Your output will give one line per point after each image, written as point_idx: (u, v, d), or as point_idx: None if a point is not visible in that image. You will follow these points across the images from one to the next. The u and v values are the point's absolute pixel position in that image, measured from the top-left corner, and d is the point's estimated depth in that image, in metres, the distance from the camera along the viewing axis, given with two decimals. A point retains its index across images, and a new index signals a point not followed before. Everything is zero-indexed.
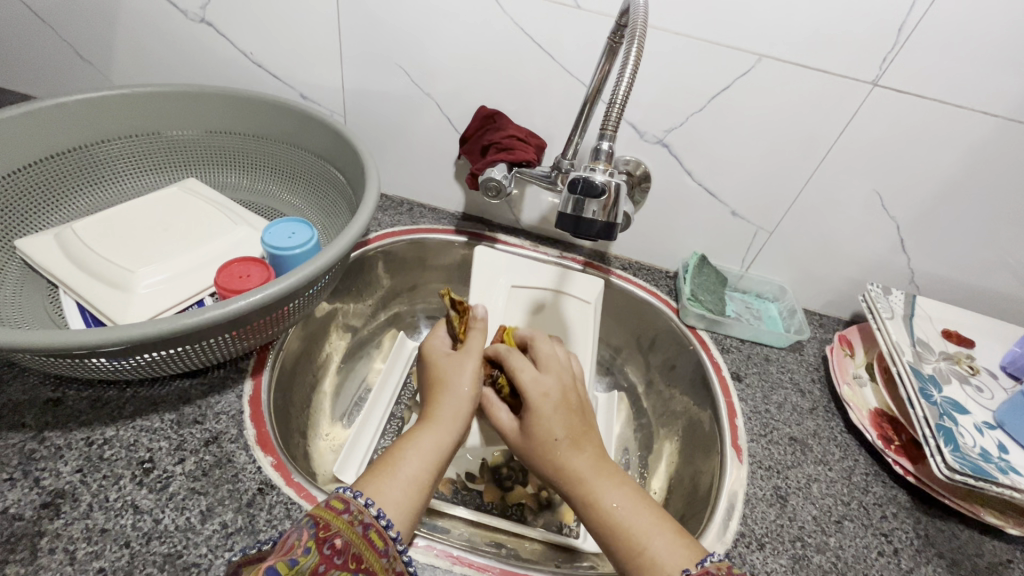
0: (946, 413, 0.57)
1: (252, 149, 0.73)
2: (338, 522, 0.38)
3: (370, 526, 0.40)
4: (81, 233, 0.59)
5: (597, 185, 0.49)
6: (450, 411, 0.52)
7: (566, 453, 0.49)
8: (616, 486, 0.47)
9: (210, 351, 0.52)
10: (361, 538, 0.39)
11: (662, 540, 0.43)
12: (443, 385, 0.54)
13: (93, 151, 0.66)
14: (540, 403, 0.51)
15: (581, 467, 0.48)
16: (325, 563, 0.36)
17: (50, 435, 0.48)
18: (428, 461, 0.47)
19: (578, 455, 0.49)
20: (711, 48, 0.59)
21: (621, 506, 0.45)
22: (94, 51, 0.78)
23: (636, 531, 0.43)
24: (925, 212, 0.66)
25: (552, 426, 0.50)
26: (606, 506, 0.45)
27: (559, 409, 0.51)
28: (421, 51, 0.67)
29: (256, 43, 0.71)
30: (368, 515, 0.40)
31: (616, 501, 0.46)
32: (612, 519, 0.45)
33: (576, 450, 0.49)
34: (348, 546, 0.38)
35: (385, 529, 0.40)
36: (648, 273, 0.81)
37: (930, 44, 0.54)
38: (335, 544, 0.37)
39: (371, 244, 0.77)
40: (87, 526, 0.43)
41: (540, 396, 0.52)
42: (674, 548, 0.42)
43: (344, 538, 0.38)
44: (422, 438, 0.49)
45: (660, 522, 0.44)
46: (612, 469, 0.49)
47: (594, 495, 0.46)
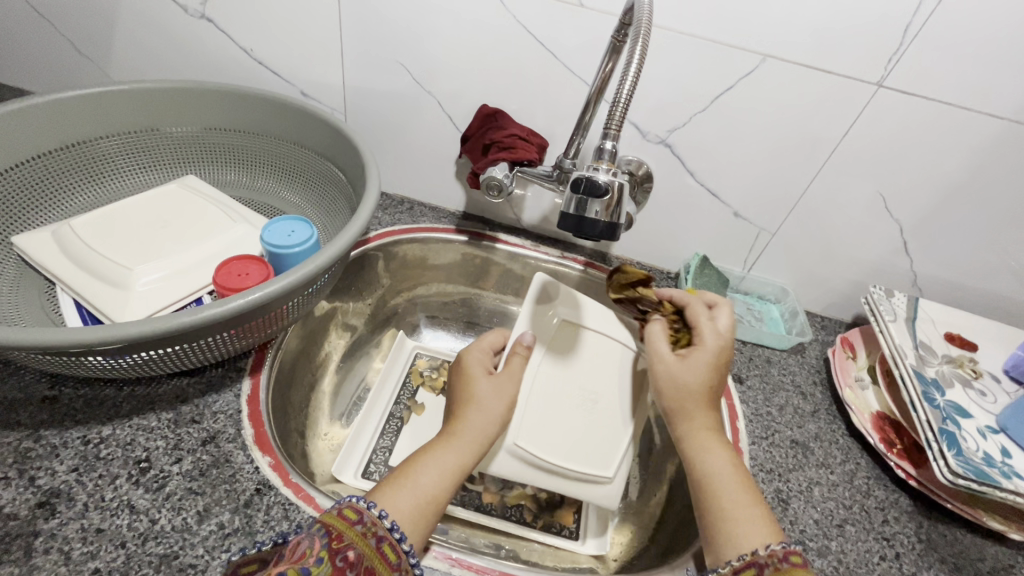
0: (949, 417, 0.57)
1: (252, 146, 0.73)
2: (351, 534, 0.38)
3: (384, 538, 0.39)
4: (78, 230, 0.59)
5: (601, 185, 0.48)
6: (475, 429, 0.51)
7: (697, 406, 0.51)
8: (722, 450, 0.49)
9: (208, 350, 0.52)
10: (374, 551, 0.39)
11: (753, 510, 0.45)
12: (472, 402, 0.53)
13: (91, 147, 0.66)
14: (692, 353, 0.53)
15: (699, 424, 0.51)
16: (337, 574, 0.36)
17: (46, 434, 0.48)
18: (446, 473, 0.47)
19: (706, 415, 0.51)
20: (715, 48, 0.58)
21: (728, 467, 0.48)
22: (93, 46, 0.77)
23: (730, 495, 0.46)
24: (928, 214, 0.66)
25: (687, 378, 0.52)
26: (712, 462, 0.48)
27: (710, 365, 0.52)
28: (423, 49, 0.67)
29: (257, 40, 0.71)
30: (382, 528, 0.40)
31: (719, 464, 0.48)
32: (712, 477, 0.47)
33: (706, 410, 0.51)
34: (361, 559, 0.38)
35: (398, 542, 0.40)
36: (650, 273, 0.81)
37: (935, 45, 0.54)
38: (348, 556, 0.37)
39: (371, 242, 0.76)
40: (83, 526, 0.43)
41: (701, 346, 0.53)
42: (760, 522, 0.44)
43: (357, 550, 0.38)
44: (443, 452, 0.48)
45: (753, 495, 0.46)
46: (722, 437, 0.50)
47: (699, 451, 0.49)
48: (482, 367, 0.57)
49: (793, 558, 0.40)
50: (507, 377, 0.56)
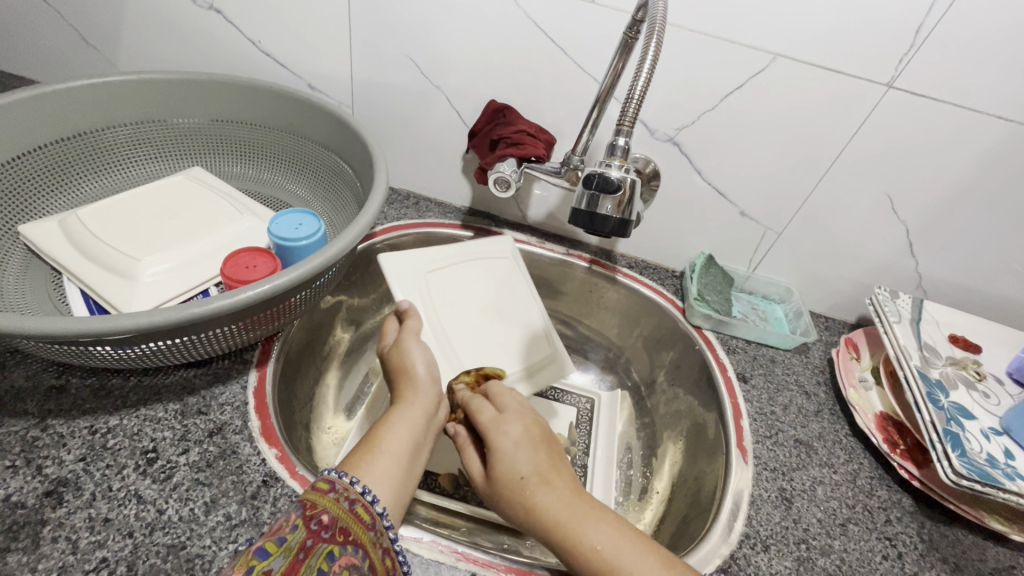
0: (953, 418, 0.57)
1: (259, 139, 0.73)
2: (325, 500, 0.39)
3: (357, 501, 0.40)
4: (86, 220, 0.58)
5: (613, 181, 0.49)
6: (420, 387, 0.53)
7: (538, 489, 0.45)
8: (598, 521, 0.43)
9: (215, 342, 0.52)
10: (348, 513, 0.39)
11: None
12: (403, 369, 0.54)
13: (99, 137, 0.65)
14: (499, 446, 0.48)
15: (554, 505, 0.44)
16: (312, 537, 0.36)
17: (53, 423, 0.48)
18: (411, 438, 0.48)
19: (552, 494, 0.45)
20: (725, 46, 0.58)
21: (609, 536, 0.42)
22: (100, 36, 0.77)
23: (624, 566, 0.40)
24: (935, 216, 0.66)
25: (519, 461, 0.47)
26: (586, 544, 0.42)
27: (532, 445, 0.48)
28: (432, 43, 0.66)
29: (265, 32, 0.71)
30: (353, 492, 0.40)
31: (600, 540, 0.42)
32: (595, 560, 0.41)
33: (552, 486, 0.45)
34: (335, 521, 0.38)
35: (370, 504, 0.41)
36: (655, 272, 0.81)
37: (947, 46, 0.54)
38: (322, 520, 0.37)
39: (376, 237, 0.76)
40: (90, 515, 0.43)
41: (512, 435, 0.49)
42: None
43: (332, 513, 0.38)
44: (396, 418, 0.49)
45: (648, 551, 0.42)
46: (593, 500, 0.45)
47: (573, 533, 0.43)
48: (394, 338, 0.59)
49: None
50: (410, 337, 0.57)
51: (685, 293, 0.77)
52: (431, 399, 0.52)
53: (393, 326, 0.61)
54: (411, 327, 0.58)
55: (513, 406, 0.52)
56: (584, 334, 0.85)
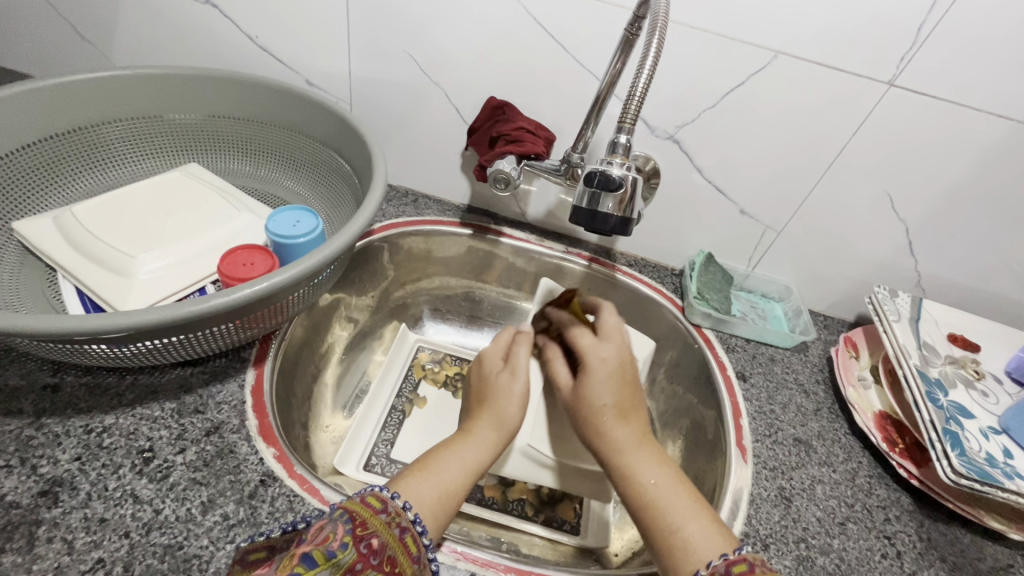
0: (952, 417, 0.57)
1: (256, 135, 0.72)
2: (377, 523, 0.38)
3: (407, 530, 0.40)
4: (80, 217, 0.58)
5: (615, 179, 0.48)
6: (486, 426, 0.52)
7: (610, 422, 0.50)
8: (657, 466, 0.47)
9: (213, 340, 0.51)
10: (396, 541, 0.39)
11: (695, 525, 0.43)
12: (489, 394, 0.55)
13: (94, 133, 0.65)
14: (594, 371, 0.54)
15: (620, 437, 0.50)
16: (361, 560, 0.36)
17: (48, 422, 0.47)
18: (464, 467, 0.48)
19: (623, 430, 0.50)
20: (727, 43, 0.58)
21: (660, 486, 0.46)
22: (95, 31, 0.76)
23: (672, 512, 0.44)
24: (934, 214, 0.66)
25: (599, 394, 0.52)
26: (644, 482, 0.46)
27: (610, 379, 0.53)
28: (431, 40, 0.66)
29: (263, 28, 0.70)
30: (405, 519, 0.40)
31: (655, 480, 0.46)
32: (648, 499, 0.45)
33: (621, 424, 0.50)
34: (384, 547, 0.37)
35: (419, 535, 0.40)
36: (654, 270, 0.80)
37: (948, 44, 0.53)
38: (371, 543, 0.37)
39: (375, 234, 0.76)
40: (86, 515, 0.42)
41: (608, 363, 0.54)
42: (708, 535, 0.42)
43: (381, 538, 0.38)
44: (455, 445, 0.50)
45: (696, 508, 0.44)
46: (654, 450, 0.49)
47: (630, 468, 0.48)
48: (497, 365, 0.58)
49: (736, 569, 0.38)
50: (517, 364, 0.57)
51: (684, 292, 0.77)
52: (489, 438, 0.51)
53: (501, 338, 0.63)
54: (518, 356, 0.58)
55: (598, 365, 0.54)
56: None
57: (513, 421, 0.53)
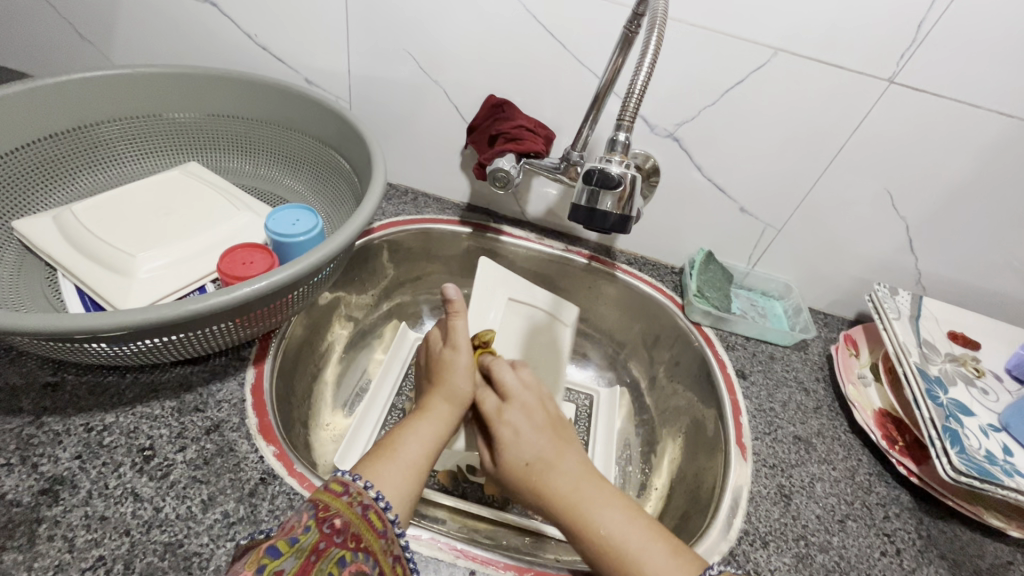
0: (952, 415, 0.57)
1: (256, 133, 0.72)
2: (338, 504, 0.38)
3: (370, 507, 0.39)
4: (80, 216, 0.58)
5: (613, 177, 0.48)
6: (442, 402, 0.54)
7: (545, 478, 0.48)
8: (607, 508, 0.45)
9: (212, 339, 0.51)
10: (360, 519, 0.39)
11: (659, 563, 0.42)
12: (440, 377, 0.56)
13: (94, 132, 0.65)
14: (513, 420, 0.53)
15: (563, 489, 0.47)
16: (325, 540, 0.36)
17: (48, 421, 0.47)
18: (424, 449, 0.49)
19: (563, 476, 0.48)
20: (727, 41, 0.58)
21: (616, 524, 0.44)
22: (95, 30, 0.76)
23: (633, 552, 0.43)
24: (935, 212, 0.66)
25: (523, 450, 0.50)
26: (598, 529, 0.44)
27: (534, 427, 0.52)
28: (430, 38, 0.66)
29: (262, 26, 0.70)
30: (367, 498, 0.40)
31: (608, 524, 0.44)
32: (605, 546, 0.44)
33: (561, 470, 0.48)
34: (347, 526, 0.38)
35: (383, 511, 0.40)
36: (654, 268, 0.80)
37: (948, 41, 0.53)
38: (334, 524, 0.37)
39: (375, 232, 0.76)
40: (87, 513, 0.43)
41: (516, 419, 0.53)
42: (669, 560, 0.42)
43: (344, 518, 0.38)
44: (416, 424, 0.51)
45: (657, 540, 0.43)
46: (601, 487, 0.47)
47: (583, 519, 0.45)
48: (439, 344, 0.60)
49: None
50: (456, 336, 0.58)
51: (684, 290, 0.77)
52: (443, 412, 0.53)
53: (436, 327, 0.62)
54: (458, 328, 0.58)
55: (518, 394, 0.55)
56: (583, 331, 0.85)
57: (464, 391, 0.55)
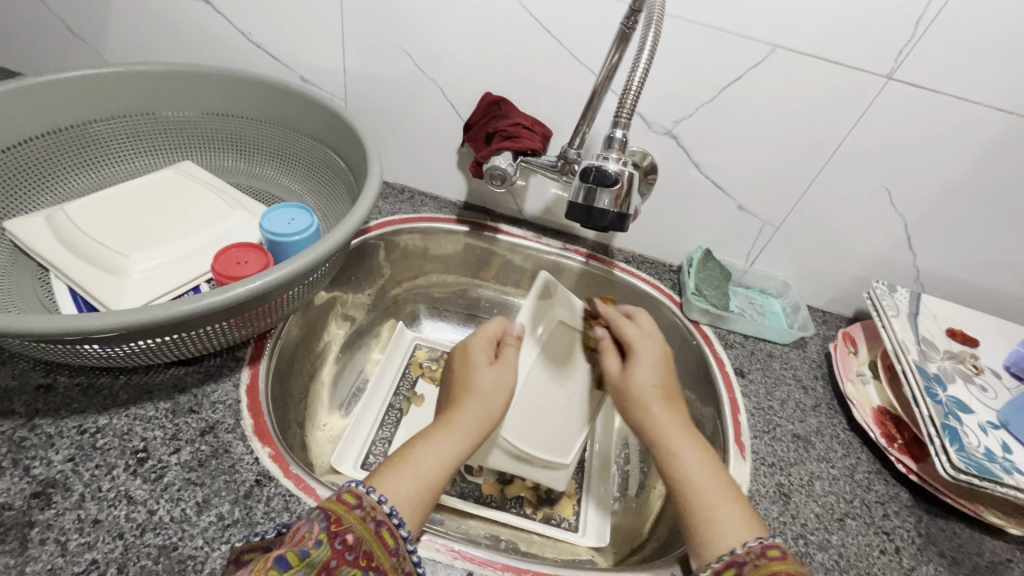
0: (951, 413, 0.57)
1: (251, 132, 0.71)
2: (351, 518, 0.38)
3: (383, 523, 0.39)
4: (72, 216, 0.57)
5: (610, 174, 0.48)
6: (473, 414, 0.50)
7: (653, 403, 0.52)
8: (698, 452, 0.48)
9: (207, 339, 0.51)
10: (373, 534, 0.38)
11: (732, 510, 0.44)
12: (473, 386, 0.53)
13: (87, 131, 0.64)
14: (641, 359, 0.56)
15: (663, 420, 0.51)
16: (336, 557, 0.36)
17: (41, 423, 0.47)
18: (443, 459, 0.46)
19: (667, 413, 0.51)
20: (724, 38, 0.57)
21: (701, 466, 0.47)
22: (88, 28, 0.75)
23: (709, 496, 0.45)
24: (933, 209, 0.66)
25: (643, 378, 0.54)
26: (685, 462, 0.48)
27: (654, 362, 0.56)
28: (426, 36, 0.65)
29: (256, 24, 0.69)
30: (381, 513, 0.39)
31: (696, 464, 0.47)
32: (686, 479, 0.47)
33: (671, 407, 0.52)
34: (360, 542, 0.37)
35: (397, 528, 0.39)
36: (652, 266, 0.80)
37: (947, 38, 0.53)
38: (346, 539, 0.37)
39: (371, 231, 0.75)
40: (80, 516, 0.42)
41: (649, 353, 0.56)
42: (741, 519, 0.44)
43: (356, 533, 0.37)
44: (439, 432, 0.48)
45: (734, 497, 0.45)
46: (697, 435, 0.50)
47: (674, 448, 0.49)
48: (485, 355, 0.58)
49: (771, 553, 0.40)
50: (501, 363, 0.57)
51: (682, 288, 0.76)
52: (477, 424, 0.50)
53: (491, 328, 0.62)
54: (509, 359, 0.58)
55: (643, 344, 0.58)
56: None
57: (499, 407, 0.53)
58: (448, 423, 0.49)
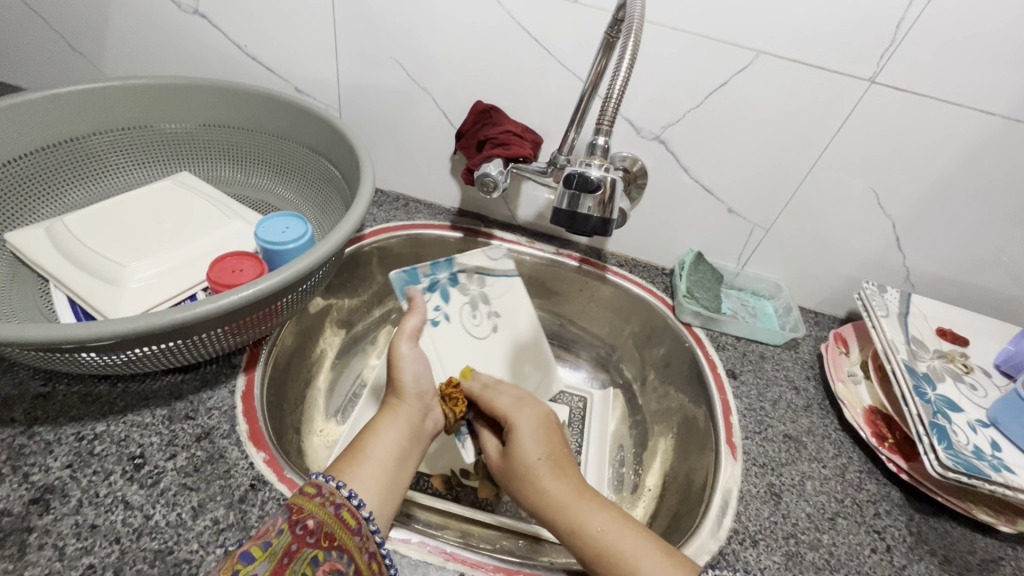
0: (940, 411, 0.57)
1: (247, 142, 0.73)
2: (311, 504, 0.42)
3: (343, 505, 0.43)
4: (72, 226, 0.58)
5: (593, 180, 0.49)
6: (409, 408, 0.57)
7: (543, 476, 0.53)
8: (597, 510, 0.50)
9: (202, 347, 0.52)
10: (334, 518, 0.42)
11: (654, 563, 0.45)
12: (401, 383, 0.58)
13: (85, 144, 0.65)
14: (520, 428, 0.57)
15: (559, 494, 0.51)
16: (297, 542, 0.39)
17: (40, 430, 0.48)
18: (397, 443, 0.52)
19: (558, 482, 0.52)
20: (709, 44, 0.58)
21: (606, 531, 0.48)
22: (88, 44, 0.77)
23: (625, 560, 0.46)
24: (921, 209, 0.66)
25: (530, 449, 0.55)
26: (591, 530, 0.48)
27: (537, 436, 0.56)
28: (418, 47, 0.67)
29: (251, 36, 0.71)
30: (339, 497, 0.43)
31: (600, 525, 0.48)
32: (598, 542, 0.47)
33: (554, 481, 0.52)
34: (321, 526, 0.41)
35: (356, 508, 0.43)
36: (645, 269, 0.81)
37: (926, 42, 0.54)
38: (308, 525, 0.40)
39: (365, 239, 0.76)
40: (77, 521, 0.43)
41: (518, 426, 0.57)
42: (664, 568, 0.45)
43: (317, 519, 0.41)
44: (382, 423, 0.54)
45: (647, 543, 0.47)
46: (592, 496, 0.51)
47: (578, 521, 0.49)
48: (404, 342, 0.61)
49: None
50: (399, 337, 0.61)
51: (674, 291, 0.77)
52: (417, 410, 0.57)
53: (410, 321, 0.63)
54: (408, 326, 0.62)
55: (514, 418, 0.58)
56: (573, 333, 0.86)
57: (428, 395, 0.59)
58: (391, 415, 0.56)
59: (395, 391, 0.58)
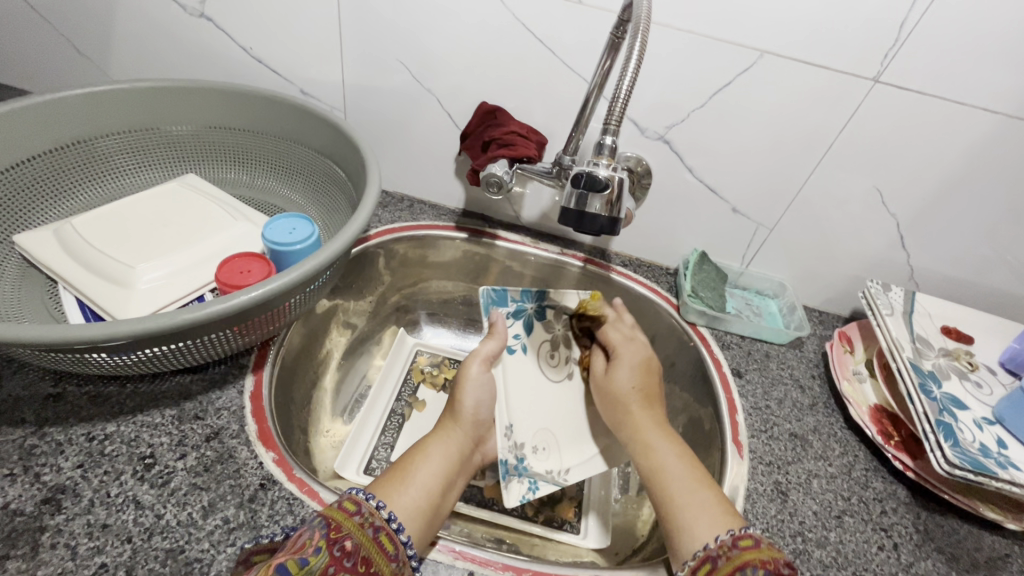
0: (945, 409, 0.57)
1: (253, 144, 0.73)
2: (350, 524, 0.41)
3: (381, 529, 0.42)
4: (79, 228, 0.59)
5: (601, 180, 0.49)
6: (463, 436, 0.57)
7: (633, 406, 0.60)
8: (670, 445, 0.54)
9: (211, 347, 0.52)
10: (371, 541, 0.41)
11: (706, 496, 0.48)
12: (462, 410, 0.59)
13: (93, 146, 0.66)
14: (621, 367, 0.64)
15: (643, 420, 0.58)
16: (335, 564, 0.38)
17: (50, 431, 0.48)
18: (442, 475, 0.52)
19: (643, 414, 0.58)
20: (713, 45, 0.59)
21: (677, 459, 0.52)
22: (94, 47, 0.77)
23: (682, 482, 0.50)
24: (925, 208, 0.66)
25: (624, 385, 0.62)
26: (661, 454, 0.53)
27: (636, 374, 0.62)
28: (423, 48, 0.67)
29: (257, 39, 0.71)
30: (378, 519, 0.43)
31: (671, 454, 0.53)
32: (664, 465, 0.52)
33: (640, 412, 0.59)
34: (358, 549, 0.40)
35: (394, 533, 0.43)
36: (649, 269, 0.81)
37: (929, 42, 0.54)
38: (345, 546, 0.40)
39: (370, 239, 0.76)
40: (89, 521, 0.43)
41: (625, 363, 0.64)
42: (714, 504, 0.47)
43: (355, 540, 0.40)
44: (433, 445, 0.54)
45: (709, 486, 0.49)
46: (670, 433, 0.56)
47: (649, 446, 0.54)
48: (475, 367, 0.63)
49: (743, 543, 0.43)
50: (472, 358, 0.64)
51: (679, 291, 0.77)
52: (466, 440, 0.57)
53: (486, 345, 0.66)
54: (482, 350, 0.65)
55: (626, 356, 0.64)
56: None
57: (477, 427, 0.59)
58: (445, 437, 0.56)
59: (453, 415, 0.59)
